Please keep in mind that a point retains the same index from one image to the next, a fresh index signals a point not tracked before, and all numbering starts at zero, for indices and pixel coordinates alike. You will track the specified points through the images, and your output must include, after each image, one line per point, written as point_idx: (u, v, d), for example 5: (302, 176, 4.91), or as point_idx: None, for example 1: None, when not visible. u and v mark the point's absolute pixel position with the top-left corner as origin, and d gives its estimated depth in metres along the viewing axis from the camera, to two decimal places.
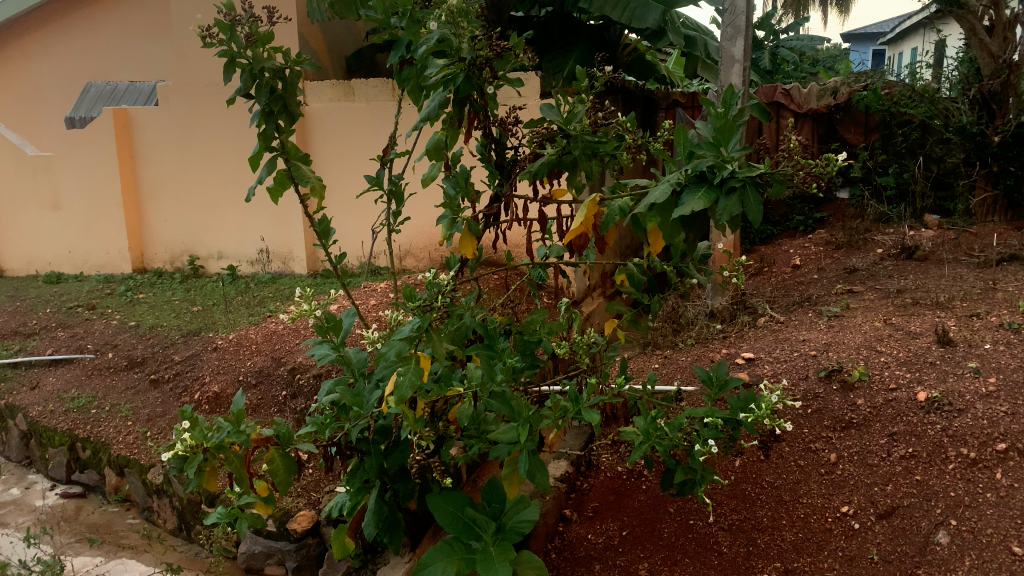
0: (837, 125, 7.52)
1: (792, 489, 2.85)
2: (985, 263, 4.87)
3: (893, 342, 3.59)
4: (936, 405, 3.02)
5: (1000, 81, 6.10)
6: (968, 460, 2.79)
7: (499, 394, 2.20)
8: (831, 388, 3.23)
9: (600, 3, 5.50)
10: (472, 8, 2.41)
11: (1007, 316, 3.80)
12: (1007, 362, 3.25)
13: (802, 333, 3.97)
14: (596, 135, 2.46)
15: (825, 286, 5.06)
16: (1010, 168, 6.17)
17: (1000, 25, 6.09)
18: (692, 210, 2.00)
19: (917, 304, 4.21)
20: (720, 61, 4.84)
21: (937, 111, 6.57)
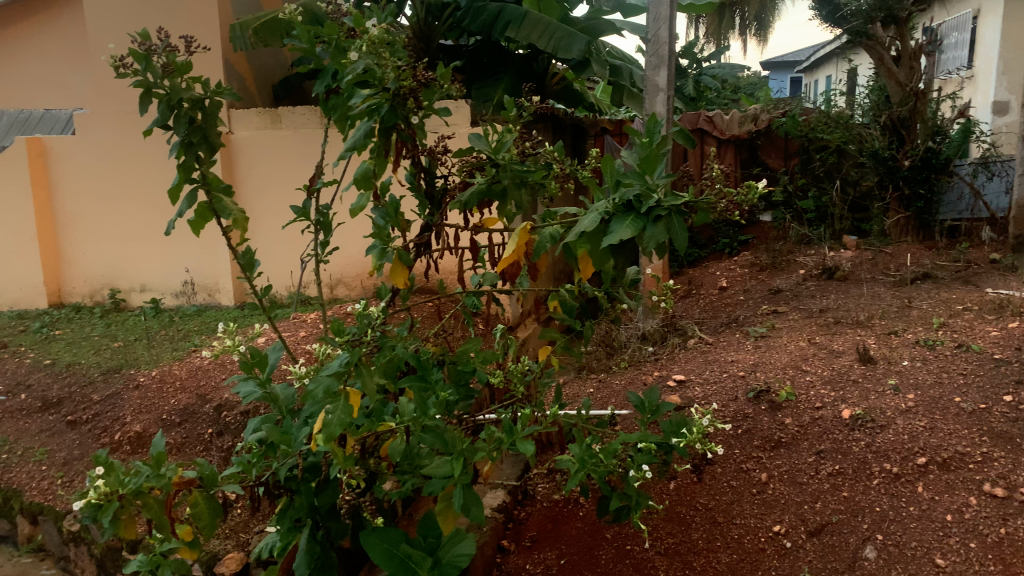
0: (758, 151, 7.67)
1: (726, 510, 2.89)
2: (901, 282, 5.08)
3: (817, 360, 3.70)
4: (860, 422, 3.11)
5: (908, 108, 6.46)
6: (892, 475, 2.86)
7: (432, 427, 2.13)
8: (760, 409, 3.31)
9: (527, 32, 5.52)
10: (398, 38, 2.40)
11: (923, 333, 3.94)
12: (925, 378, 3.37)
13: (730, 354, 4.05)
14: (524, 165, 2.47)
15: (751, 307, 5.18)
16: (920, 190, 6.49)
17: (905, 55, 6.48)
18: (621, 237, 2.05)
19: (839, 323, 4.34)
20: (644, 89, 4.92)
21: (852, 136, 6.83)
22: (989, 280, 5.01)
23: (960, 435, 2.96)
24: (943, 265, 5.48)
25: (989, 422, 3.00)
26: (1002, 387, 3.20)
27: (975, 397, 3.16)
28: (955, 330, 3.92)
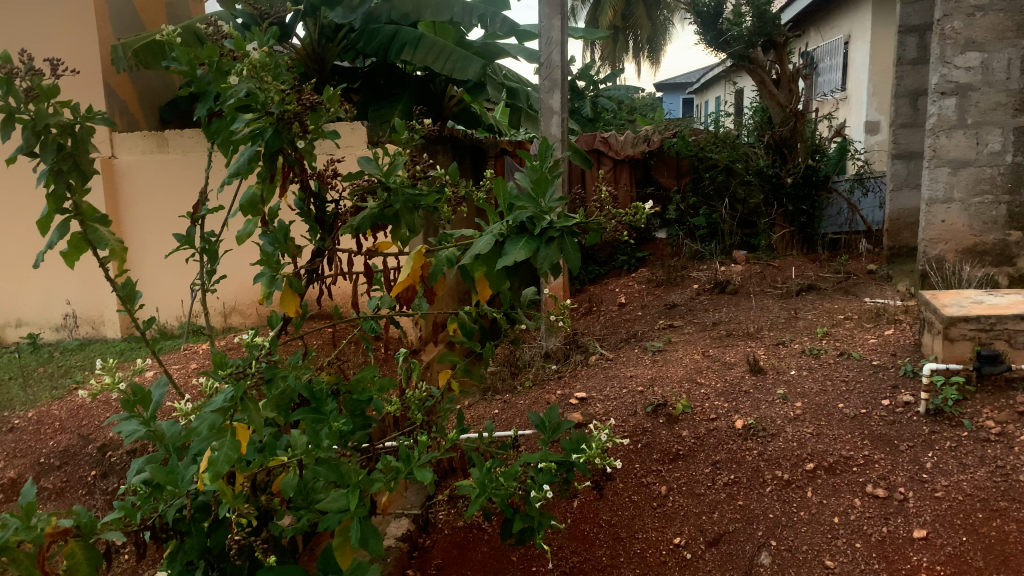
0: (651, 171, 7.81)
1: (628, 525, 2.95)
2: (787, 294, 5.33)
3: (711, 372, 3.82)
4: (752, 431, 3.21)
5: (789, 128, 6.78)
6: (782, 482, 2.97)
7: (327, 460, 2.07)
8: (658, 422, 3.39)
9: (422, 54, 5.49)
10: (283, 61, 2.34)
11: (808, 342, 4.13)
12: (811, 387, 3.52)
13: (629, 370, 4.12)
14: (416, 188, 2.46)
15: (648, 323, 5.30)
16: (803, 206, 6.85)
17: (784, 79, 6.94)
18: (516, 259, 2.13)
19: (731, 335, 4.50)
20: (539, 112, 4.98)
21: (739, 154, 7.07)
22: (867, 290, 5.31)
23: (844, 439, 3.09)
24: (825, 277, 5.76)
25: (869, 425, 3.14)
26: (881, 392, 3.36)
27: (857, 403, 3.31)
28: (837, 338, 4.12)
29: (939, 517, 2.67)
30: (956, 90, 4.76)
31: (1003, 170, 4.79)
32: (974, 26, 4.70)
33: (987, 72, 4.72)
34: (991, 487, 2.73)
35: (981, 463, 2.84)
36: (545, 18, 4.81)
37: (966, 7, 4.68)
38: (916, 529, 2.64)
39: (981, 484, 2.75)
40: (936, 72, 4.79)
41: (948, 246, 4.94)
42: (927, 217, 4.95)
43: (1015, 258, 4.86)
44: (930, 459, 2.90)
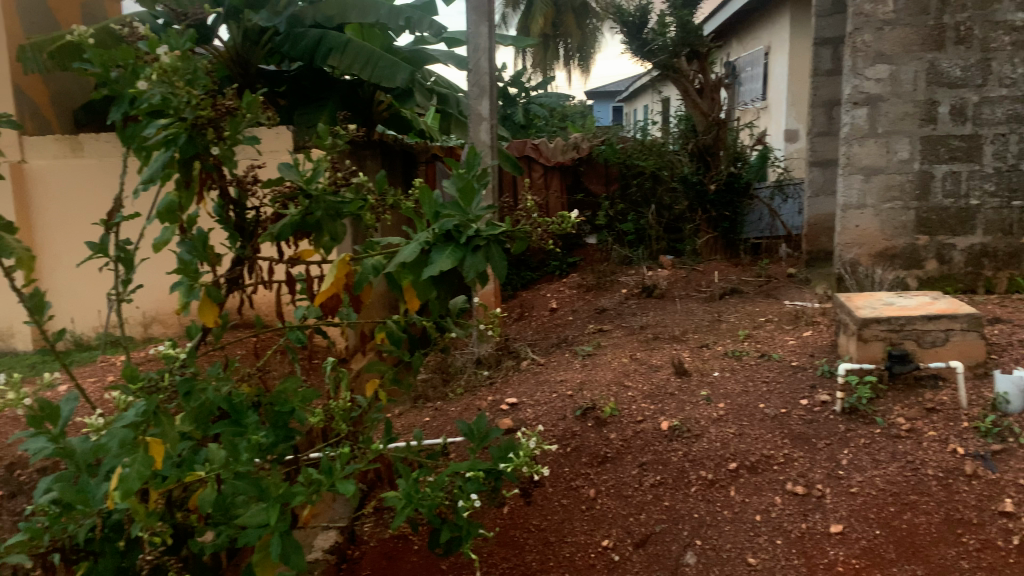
0: (581, 177, 7.90)
1: (558, 529, 2.98)
2: (711, 297, 5.46)
3: (638, 375, 3.88)
4: (677, 433, 3.27)
5: (712, 136, 7.06)
6: (706, 482, 3.02)
7: (246, 473, 2.03)
8: (587, 426, 3.42)
9: (348, 61, 5.44)
10: (199, 65, 2.28)
11: (731, 344, 4.23)
12: (733, 388, 3.61)
13: (558, 374, 4.14)
14: (338, 196, 2.42)
15: (579, 327, 5.34)
16: (725, 212, 7.08)
17: (707, 88, 7.16)
18: (442, 268, 2.13)
19: (658, 338, 4.57)
20: (467, 118, 4.96)
21: (664, 162, 7.15)
22: (787, 293, 5.48)
23: (765, 438, 3.17)
24: (747, 281, 5.92)
25: (789, 424, 3.23)
26: (799, 392, 3.46)
27: (777, 402, 3.40)
28: (758, 340, 4.24)
29: (854, 512, 2.76)
30: (867, 100, 4.77)
31: (912, 177, 4.80)
32: (883, 40, 4.70)
33: (896, 83, 4.73)
34: (902, 481, 2.83)
35: (892, 458, 2.93)
36: (472, 25, 4.81)
37: (875, 20, 4.69)
38: (833, 524, 2.73)
39: (894, 479, 2.84)
40: (848, 83, 4.79)
41: (863, 250, 4.94)
42: (843, 222, 4.92)
43: (924, 262, 4.90)
44: (846, 455, 2.99)
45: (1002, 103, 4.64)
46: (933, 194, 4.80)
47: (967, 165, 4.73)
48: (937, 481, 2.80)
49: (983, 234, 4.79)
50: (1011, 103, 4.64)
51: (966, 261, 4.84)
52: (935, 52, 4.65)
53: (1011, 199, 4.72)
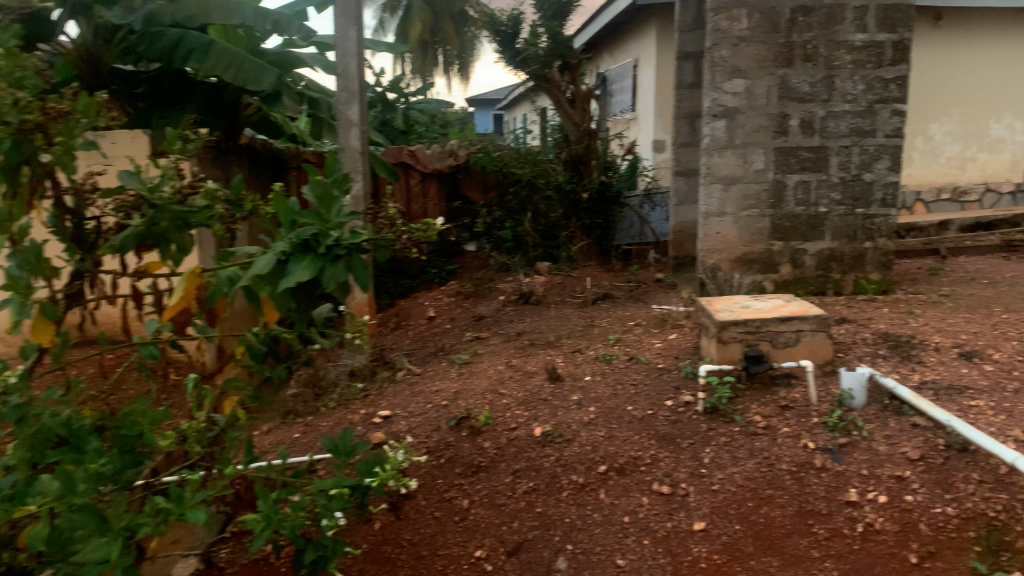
0: (459, 184, 7.80)
1: (430, 543, 2.95)
2: (585, 303, 5.56)
3: (513, 383, 3.88)
4: (549, 438, 3.29)
5: (583, 147, 7.16)
6: (578, 486, 3.06)
7: (85, 506, 1.88)
8: (461, 436, 3.40)
9: (212, 63, 5.16)
10: (29, 64, 2.11)
11: (603, 349, 4.32)
12: (604, 392, 3.67)
13: (434, 384, 4.09)
14: (186, 205, 2.31)
15: (456, 334, 5.30)
16: (598, 220, 7.23)
17: (579, 98, 7.26)
18: (300, 279, 2.09)
19: (533, 344, 4.61)
20: (336, 123, 4.86)
21: (540, 170, 7.25)
22: (656, 297, 5.66)
23: (633, 440, 3.24)
24: (619, 286, 6.09)
25: (655, 425, 3.32)
26: (665, 393, 3.57)
27: (644, 405, 3.49)
28: (628, 343, 4.35)
29: (716, 509, 2.86)
30: (725, 113, 5.00)
31: (766, 187, 5.07)
32: (739, 55, 4.93)
33: (751, 97, 4.97)
34: (759, 477, 2.95)
35: (750, 455, 3.06)
36: (340, 28, 4.70)
37: (731, 37, 4.92)
38: (697, 522, 2.82)
39: (752, 475, 2.96)
40: (707, 96, 4.99)
41: (723, 256, 5.18)
42: (704, 229, 5.15)
43: (779, 266, 5.19)
44: (708, 454, 3.10)
45: (845, 117, 4.99)
46: (786, 203, 5.09)
47: (815, 175, 5.05)
48: (791, 475, 2.94)
49: (831, 239, 5.13)
50: (853, 118, 4.99)
51: (816, 265, 5.17)
52: (785, 68, 4.93)
53: (855, 207, 5.09)
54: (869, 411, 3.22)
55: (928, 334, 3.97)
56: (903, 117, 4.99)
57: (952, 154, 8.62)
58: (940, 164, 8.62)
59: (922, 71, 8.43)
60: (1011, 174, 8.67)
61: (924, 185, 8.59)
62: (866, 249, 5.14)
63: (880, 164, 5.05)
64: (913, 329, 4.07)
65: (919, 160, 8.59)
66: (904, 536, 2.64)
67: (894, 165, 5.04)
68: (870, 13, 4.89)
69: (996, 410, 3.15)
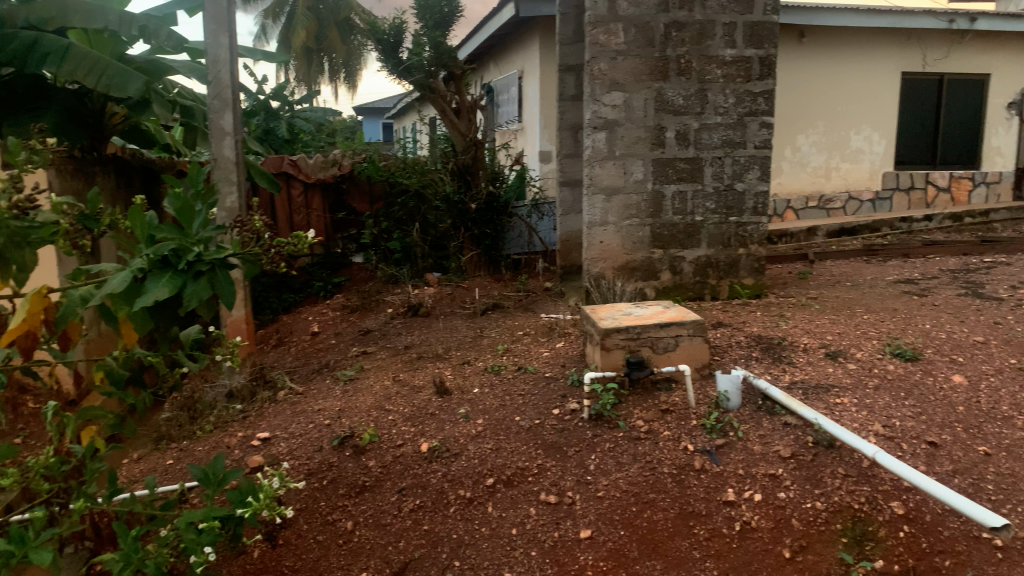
0: (344, 195, 7.65)
1: (313, 568, 2.84)
2: (474, 314, 5.54)
3: (399, 399, 3.80)
4: (436, 454, 3.24)
5: (471, 156, 7.11)
6: (465, 500, 3.03)
7: None
8: (344, 455, 3.30)
9: (70, 67, 4.84)
10: None
11: (491, 360, 4.30)
12: (491, 403, 3.66)
13: (317, 403, 3.96)
14: (27, 221, 2.22)
15: (341, 350, 5.17)
16: (487, 229, 7.15)
17: (464, 109, 7.32)
18: (158, 297, 2.02)
19: (421, 357, 4.55)
20: (209, 133, 4.65)
21: (428, 181, 7.20)
22: (544, 306, 5.71)
23: (521, 451, 3.24)
24: (508, 296, 6.10)
25: (542, 435, 3.33)
26: (552, 402, 3.58)
27: (531, 414, 3.50)
28: (516, 353, 4.35)
29: (602, 515, 2.89)
30: (605, 125, 5.08)
31: (646, 197, 5.21)
32: (617, 69, 5.03)
33: (629, 110, 5.09)
34: (642, 481, 3.01)
35: (634, 460, 3.11)
36: (210, 35, 4.50)
37: (609, 50, 5.01)
38: (583, 530, 2.84)
39: (635, 480, 3.01)
40: (588, 108, 5.05)
41: (608, 264, 5.26)
42: (589, 239, 5.21)
43: (659, 273, 5.34)
44: (593, 461, 3.13)
45: (718, 129, 5.20)
46: (664, 212, 5.25)
47: (691, 185, 5.24)
48: (672, 477, 3.01)
49: (707, 247, 5.34)
50: (724, 130, 5.20)
51: (694, 272, 5.37)
52: (661, 81, 5.08)
53: (728, 216, 5.33)
54: (744, 412, 3.34)
55: (796, 336, 4.17)
56: (770, 129, 5.26)
57: (818, 163, 9.15)
58: (808, 173, 9.14)
59: (789, 85, 8.90)
60: (870, 183, 9.33)
61: (793, 193, 9.09)
62: (740, 255, 5.39)
63: (750, 174, 5.30)
64: (783, 331, 4.27)
65: (788, 170, 9.07)
66: (778, 531, 2.74)
67: (763, 175, 5.31)
68: (738, 29, 5.11)
69: (858, 406, 3.34)
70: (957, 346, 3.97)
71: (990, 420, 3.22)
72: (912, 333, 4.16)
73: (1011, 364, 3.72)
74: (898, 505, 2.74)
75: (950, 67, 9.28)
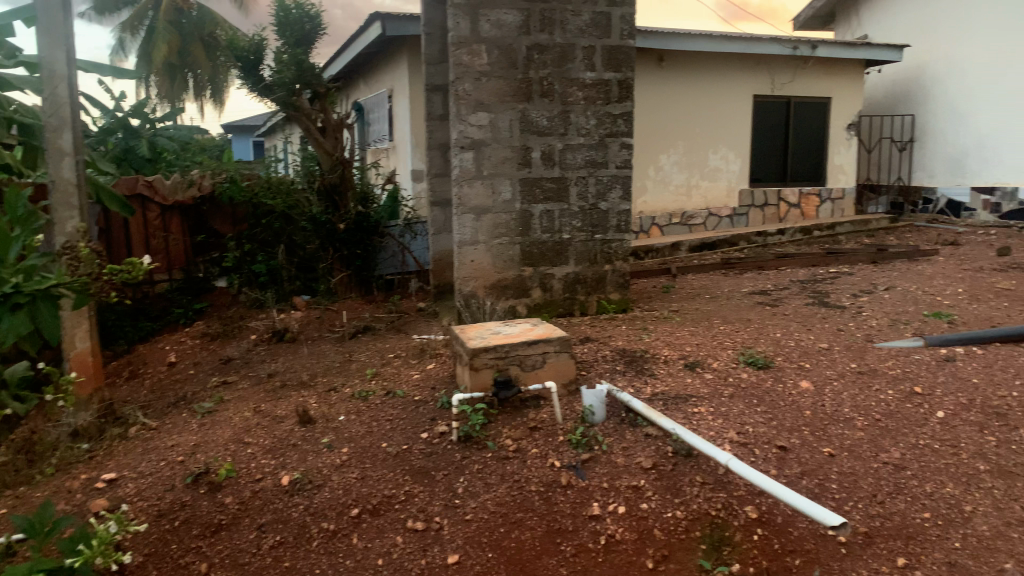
0: (204, 218, 7.32)
1: None
2: (343, 338, 5.40)
3: (259, 430, 3.64)
4: (298, 486, 3.12)
5: (338, 175, 7.02)
6: (329, 532, 2.92)
7: None
8: (199, 493, 3.13)
9: None
10: None
11: (358, 386, 4.19)
12: (357, 431, 3.56)
13: (170, 439, 3.73)
14: None
15: (201, 380, 4.90)
16: (357, 250, 6.98)
17: (330, 127, 7.11)
18: None
19: (285, 386, 4.37)
20: (46, 153, 4.32)
21: (294, 201, 7.02)
22: (416, 327, 5.64)
23: (387, 478, 3.16)
24: (379, 318, 6.00)
25: (409, 461, 3.27)
26: (420, 426, 3.53)
27: (398, 440, 3.43)
28: (384, 378, 4.27)
29: (469, 539, 2.85)
30: (472, 145, 5.09)
31: (514, 216, 5.26)
32: (481, 90, 5.06)
33: (495, 130, 5.12)
34: (510, 501, 3.00)
35: (502, 480, 3.10)
36: (45, 48, 4.20)
37: (473, 71, 5.03)
38: (450, 555, 2.79)
39: (502, 500, 3.01)
40: (454, 128, 5.04)
41: (478, 283, 5.26)
42: (459, 258, 5.18)
43: (530, 290, 5.39)
44: (461, 484, 3.10)
45: (581, 150, 5.33)
46: (533, 230, 5.32)
47: (557, 204, 5.34)
48: (539, 495, 3.02)
49: (575, 264, 5.45)
50: (587, 150, 5.35)
51: (563, 288, 5.46)
52: (525, 103, 5.16)
53: (594, 233, 5.47)
54: (608, 425, 3.41)
55: (658, 348, 4.31)
56: (630, 149, 5.45)
57: (679, 182, 9.55)
58: (671, 192, 9.53)
59: (652, 106, 9.24)
60: (728, 200, 9.84)
61: (657, 211, 9.45)
62: (606, 272, 5.54)
63: (613, 194, 5.47)
64: (645, 344, 4.39)
65: (652, 189, 9.41)
66: (641, 543, 2.79)
67: (625, 194, 5.49)
68: (597, 53, 5.27)
69: (714, 414, 3.47)
70: (804, 353, 4.21)
71: (833, 422, 3.43)
72: (765, 343, 4.38)
73: (851, 368, 3.99)
74: (752, 509, 2.86)
75: (796, 90, 9.94)
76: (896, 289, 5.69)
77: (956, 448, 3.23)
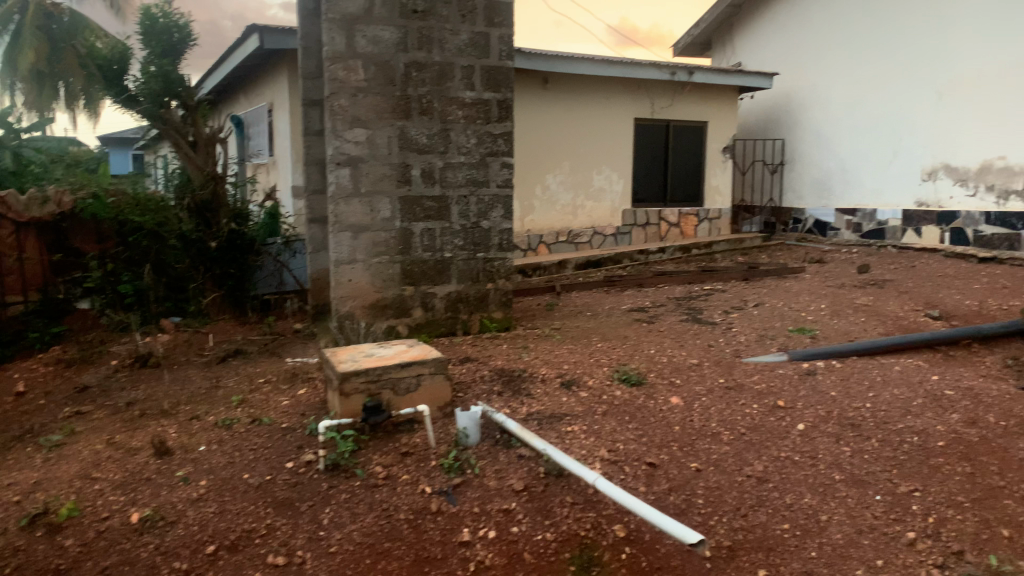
0: (65, 235, 6.70)
1: None
2: (213, 362, 5.15)
3: (110, 464, 3.40)
4: (148, 524, 2.92)
5: (210, 192, 6.70)
6: (181, 572, 2.72)
7: None
8: (35, 537, 2.88)
9: None
10: None
11: (224, 413, 3.99)
12: (218, 461, 3.38)
13: (8, 477, 3.43)
14: None
15: (51, 410, 4.55)
16: (229, 269, 6.72)
17: (201, 142, 6.88)
18: None
19: (144, 415, 4.12)
20: None
21: (165, 217, 6.63)
22: (291, 350, 5.45)
23: (246, 512, 3.00)
24: (253, 340, 5.77)
25: (272, 492, 3.12)
26: (286, 455, 3.38)
27: (262, 470, 3.27)
28: (252, 404, 4.08)
29: (332, 572, 2.72)
30: (349, 162, 4.96)
31: (394, 235, 5.16)
32: (358, 105, 4.95)
33: (373, 146, 5.02)
34: (377, 531, 2.90)
35: (369, 510, 3.00)
36: None
37: (349, 87, 4.92)
38: None
39: (369, 530, 2.90)
40: (329, 144, 4.91)
41: (357, 303, 5.12)
42: (336, 277, 5.03)
43: (411, 310, 5.31)
44: (327, 514, 2.98)
45: (462, 168, 5.31)
46: (413, 249, 5.24)
47: (438, 223, 5.29)
48: (408, 523, 2.93)
49: (456, 283, 5.42)
50: (468, 169, 5.33)
51: (445, 308, 5.41)
52: (403, 120, 5.09)
53: (476, 252, 5.46)
54: (482, 447, 3.37)
55: (535, 367, 4.31)
56: (511, 168, 5.48)
57: (566, 201, 9.67)
58: (557, 210, 9.63)
59: (538, 125, 9.33)
60: (611, 219, 10.07)
61: (544, 229, 9.54)
62: (488, 290, 5.54)
63: (495, 213, 5.48)
64: (524, 363, 4.39)
65: (539, 207, 9.48)
66: (510, 567, 2.74)
67: (506, 213, 5.52)
68: (476, 72, 5.28)
69: (587, 433, 3.49)
70: (675, 369, 4.31)
71: (700, 437, 3.51)
72: (639, 360, 4.46)
73: (719, 383, 4.11)
74: (620, 528, 2.88)
75: (675, 114, 10.31)
76: (765, 306, 5.94)
77: (814, 459, 3.36)
